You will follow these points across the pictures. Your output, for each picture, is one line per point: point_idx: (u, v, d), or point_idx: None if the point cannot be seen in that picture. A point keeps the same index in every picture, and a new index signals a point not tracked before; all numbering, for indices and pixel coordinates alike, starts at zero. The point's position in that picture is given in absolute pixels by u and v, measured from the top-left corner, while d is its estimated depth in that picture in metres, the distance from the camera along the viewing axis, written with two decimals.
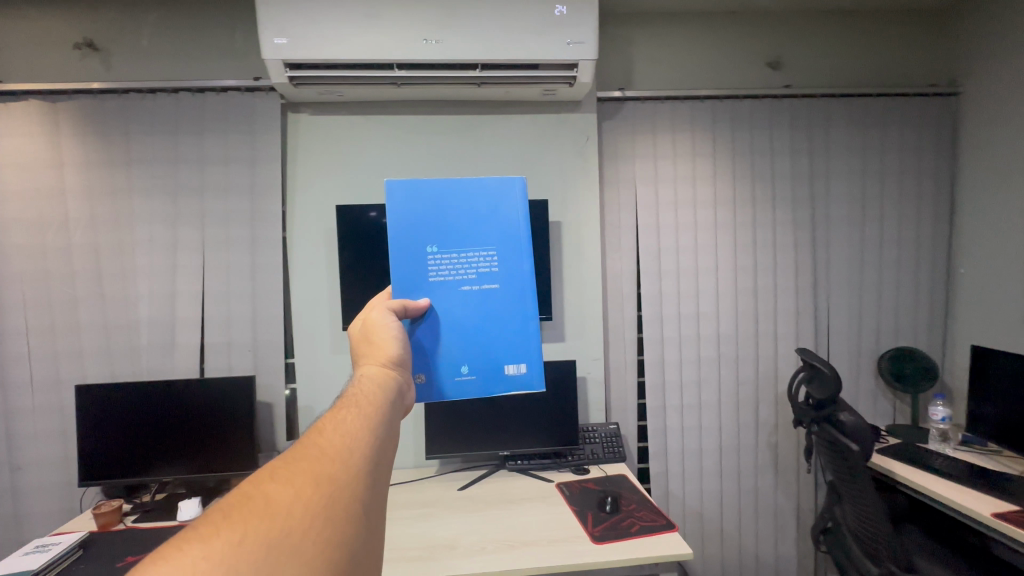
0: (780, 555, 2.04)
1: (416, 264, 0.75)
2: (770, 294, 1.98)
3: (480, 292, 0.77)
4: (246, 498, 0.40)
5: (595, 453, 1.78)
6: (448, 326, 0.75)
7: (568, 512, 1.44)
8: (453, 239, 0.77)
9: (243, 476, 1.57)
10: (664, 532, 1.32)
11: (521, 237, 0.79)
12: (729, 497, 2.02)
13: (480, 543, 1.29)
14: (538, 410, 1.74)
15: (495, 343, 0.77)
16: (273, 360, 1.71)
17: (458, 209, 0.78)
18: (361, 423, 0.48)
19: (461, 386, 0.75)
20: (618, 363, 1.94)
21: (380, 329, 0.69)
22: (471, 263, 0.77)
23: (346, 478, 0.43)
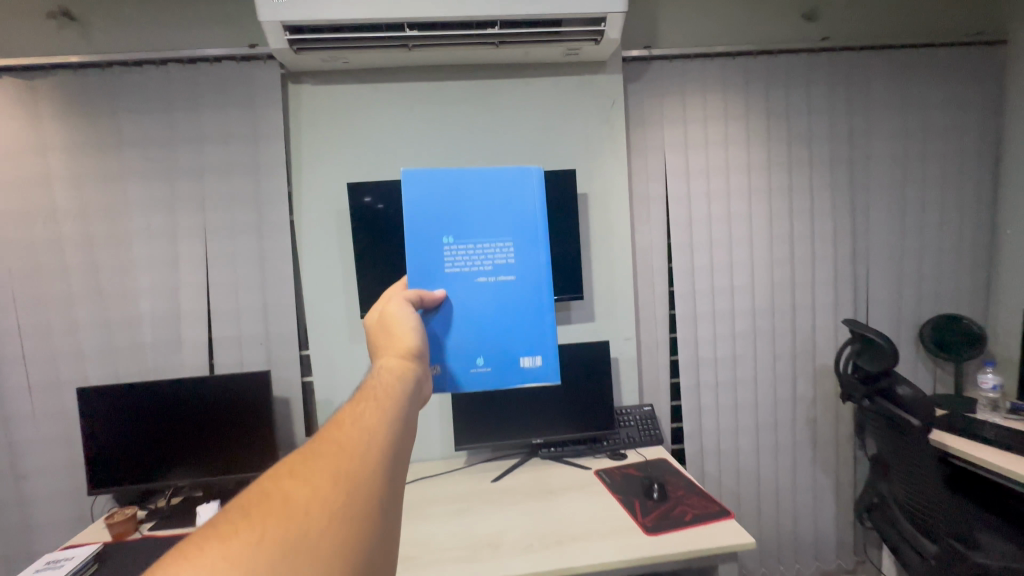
0: (819, 531, 1.98)
1: (429, 255, 0.69)
2: (807, 263, 1.88)
3: (498, 285, 0.70)
4: (266, 493, 0.40)
5: (631, 437, 1.69)
6: (464, 321, 0.69)
7: (614, 501, 1.35)
8: (469, 227, 0.70)
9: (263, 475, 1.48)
10: (720, 521, 1.23)
11: (540, 223, 0.71)
12: (768, 476, 1.94)
13: (525, 540, 1.21)
14: (571, 395, 1.64)
15: (513, 337, 0.70)
16: (287, 353, 1.60)
17: (474, 194, 0.70)
18: (379, 417, 0.47)
19: (477, 383, 0.69)
20: (650, 342, 1.84)
21: (397, 318, 0.64)
22: (488, 253, 0.70)
23: (362, 475, 0.42)
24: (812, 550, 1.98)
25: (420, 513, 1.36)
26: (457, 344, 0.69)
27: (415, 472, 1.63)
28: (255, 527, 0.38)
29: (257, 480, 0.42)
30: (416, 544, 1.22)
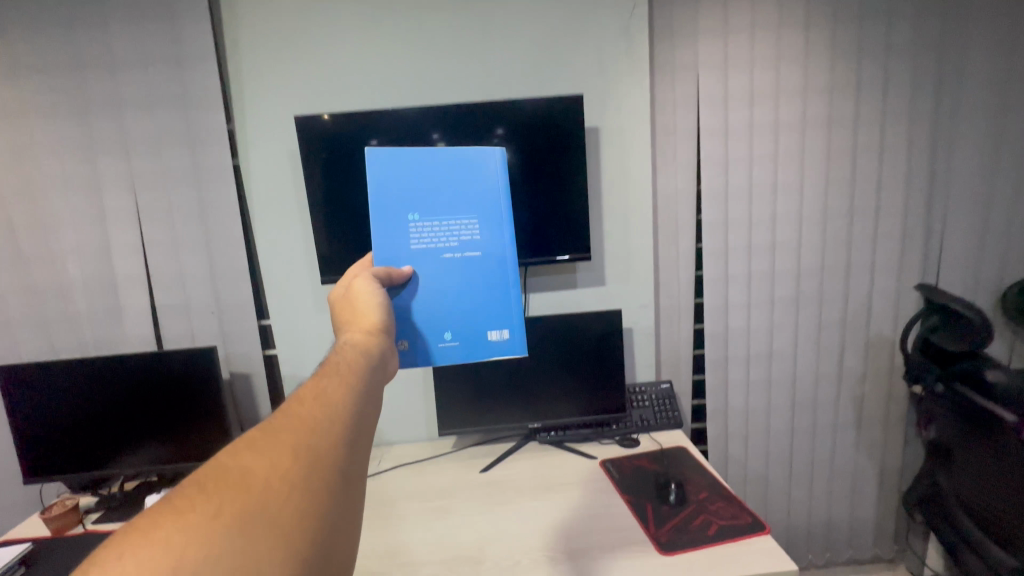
0: (856, 519, 1.75)
1: (395, 233, 0.68)
2: (869, 214, 1.53)
3: (463, 260, 0.70)
4: (223, 467, 0.41)
5: (645, 420, 1.46)
6: (431, 294, 0.69)
7: (621, 505, 1.13)
8: (434, 204, 0.70)
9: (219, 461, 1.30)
10: (752, 538, 1.00)
11: (503, 199, 0.71)
12: (802, 460, 1.69)
13: (512, 555, 1.00)
14: (575, 373, 1.40)
15: (479, 308, 0.70)
16: (242, 324, 1.38)
17: (437, 172, 0.70)
18: (341, 391, 0.50)
19: (445, 355, 0.69)
20: (671, 309, 1.55)
21: (360, 297, 0.63)
22: (453, 230, 0.70)
23: (321, 443, 0.44)
24: (846, 538, 1.76)
25: (392, 514, 1.17)
26: (424, 318, 0.69)
27: (395, 458, 1.43)
28: (217, 498, 0.39)
29: (211, 457, 0.42)
30: (381, 556, 1.02)
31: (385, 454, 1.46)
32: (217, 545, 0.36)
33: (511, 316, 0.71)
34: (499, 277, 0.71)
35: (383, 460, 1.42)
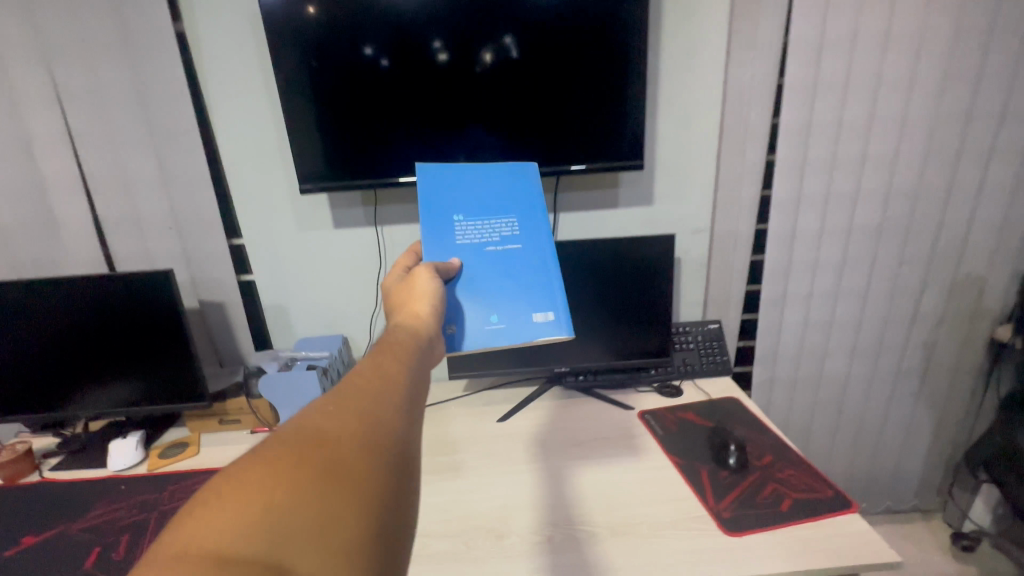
0: (900, 471, 1.62)
1: (441, 231, 0.69)
2: (989, 121, 1.22)
3: (506, 255, 0.70)
4: (289, 430, 0.38)
5: (689, 365, 1.26)
6: (477, 282, 0.67)
7: (670, 469, 0.95)
8: (474, 203, 0.72)
9: (190, 400, 1.10)
10: (836, 518, 0.82)
11: (537, 198, 0.74)
12: (854, 410, 1.51)
13: (541, 528, 0.83)
14: (612, 311, 1.17)
15: (523, 293, 0.68)
16: (210, 244, 1.14)
17: (475, 176, 0.74)
18: (397, 367, 0.48)
19: (492, 339, 0.65)
20: (727, 237, 1.29)
21: (413, 282, 0.62)
22: (496, 227, 0.71)
23: (385, 414, 0.42)
24: (884, 489, 1.64)
25: None
26: (469, 305, 0.66)
27: None
28: (282, 469, 0.35)
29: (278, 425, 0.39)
30: None
31: None
32: (290, 513, 0.32)
33: (558, 300, 0.69)
34: (543, 264, 0.70)
35: None
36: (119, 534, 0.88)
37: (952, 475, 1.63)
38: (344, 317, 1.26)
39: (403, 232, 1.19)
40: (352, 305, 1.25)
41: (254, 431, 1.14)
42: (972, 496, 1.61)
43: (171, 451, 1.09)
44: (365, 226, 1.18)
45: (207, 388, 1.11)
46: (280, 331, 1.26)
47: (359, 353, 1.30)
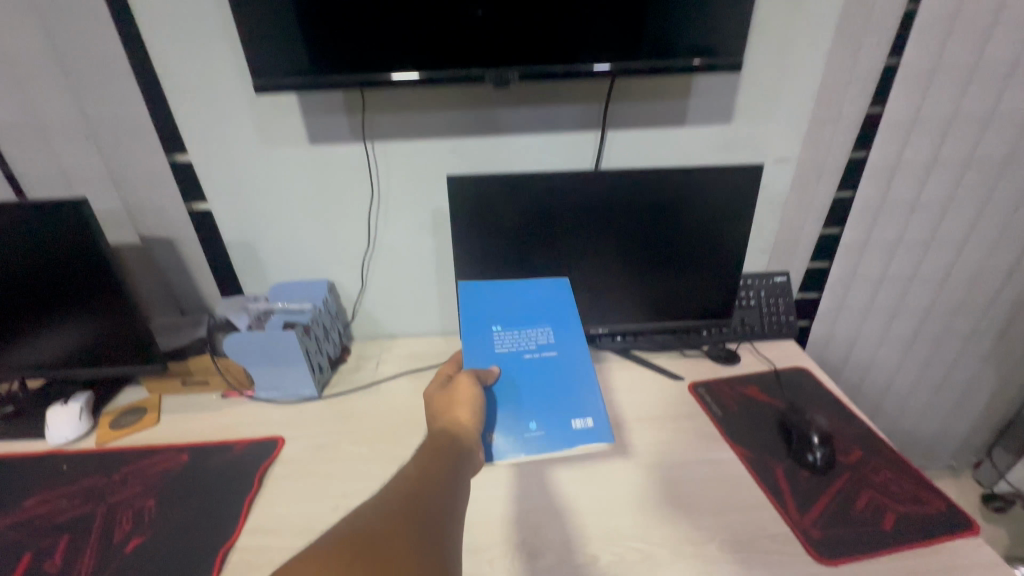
0: (953, 436, 1.46)
1: (482, 340, 0.76)
2: None
3: (542, 361, 0.76)
4: (352, 532, 0.45)
5: (747, 325, 1.06)
6: (515, 393, 0.72)
7: (737, 465, 0.77)
8: (513, 316, 0.80)
9: (141, 354, 0.89)
10: (954, 543, 0.65)
11: (569, 310, 0.82)
12: (924, 376, 1.31)
13: (582, 545, 0.67)
14: (668, 263, 0.92)
15: (561, 399, 0.72)
16: (145, 161, 0.87)
17: (511, 292, 0.83)
18: (444, 473, 0.55)
19: (529, 448, 0.67)
20: (811, 168, 1.02)
21: (458, 393, 0.68)
22: (532, 338, 0.78)
23: (434, 525, 0.48)
24: (933, 454, 1.50)
25: (399, 456, 0.81)
26: (509, 413, 0.70)
27: (398, 360, 1.04)
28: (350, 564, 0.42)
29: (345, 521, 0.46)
30: None
31: (384, 353, 1.06)
32: None
33: (593, 404, 0.72)
34: (578, 374, 0.75)
35: (382, 362, 1.04)
36: (57, 534, 0.70)
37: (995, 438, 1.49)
38: (329, 257, 1.01)
39: (400, 150, 0.91)
40: (338, 243, 0.99)
41: (225, 396, 0.95)
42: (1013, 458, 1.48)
43: (126, 419, 0.90)
44: (349, 141, 0.89)
45: (157, 341, 0.88)
46: (250, 274, 1.01)
47: (350, 301, 1.07)
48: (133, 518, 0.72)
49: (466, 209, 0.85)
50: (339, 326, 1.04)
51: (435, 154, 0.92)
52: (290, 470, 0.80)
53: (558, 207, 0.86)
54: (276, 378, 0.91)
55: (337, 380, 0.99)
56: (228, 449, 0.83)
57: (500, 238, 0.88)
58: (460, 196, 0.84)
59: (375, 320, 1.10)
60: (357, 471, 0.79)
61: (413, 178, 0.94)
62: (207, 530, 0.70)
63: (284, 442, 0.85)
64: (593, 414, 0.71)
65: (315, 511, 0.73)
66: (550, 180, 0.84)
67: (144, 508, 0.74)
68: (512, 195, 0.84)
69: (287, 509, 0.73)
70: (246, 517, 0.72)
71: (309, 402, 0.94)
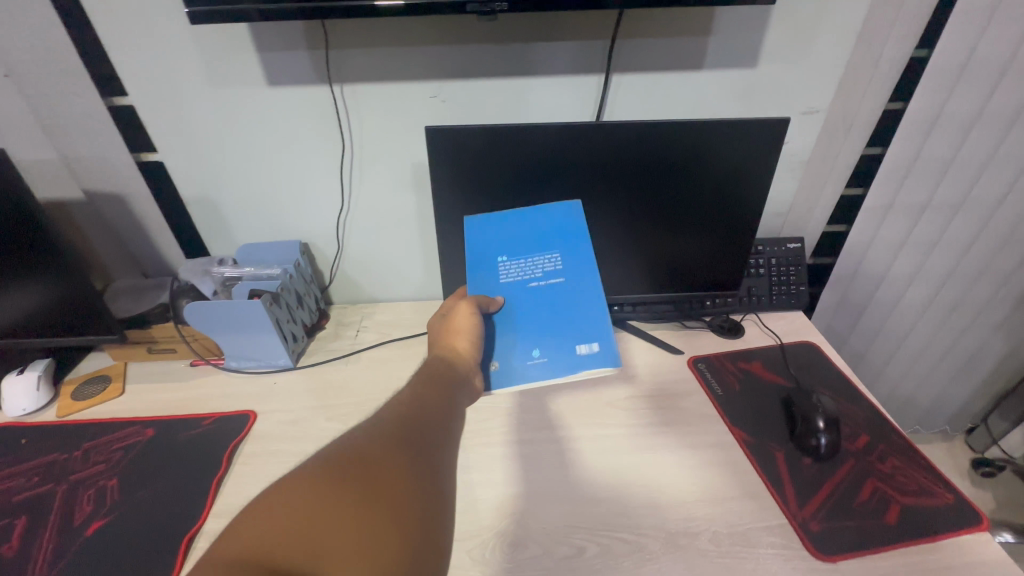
0: (965, 410, 1.40)
1: (485, 272, 0.69)
2: None
3: (548, 289, 0.68)
4: (338, 451, 0.43)
5: (755, 295, 0.98)
6: (518, 327, 0.67)
7: (735, 451, 0.73)
8: (520, 242, 0.70)
9: (91, 321, 0.82)
10: (961, 540, 0.61)
11: (583, 231, 0.70)
12: (940, 350, 1.23)
13: (568, 535, 0.63)
14: (672, 230, 0.84)
15: (565, 328, 0.67)
16: (81, 108, 0.76)
17: (518, 220, 0.70)
18: (441, 397, 0.53)
19: (532, 374, 0.65)
20: (838, 122, 0.91)
21: (455, 321, 0.63)
22: (538, 264, 0.69)
23: (430, 449, 0.46)
24: (940, 427, 1.45)
25: None
26: (512, 340, 0.66)
27: (380, 328, 0.98)
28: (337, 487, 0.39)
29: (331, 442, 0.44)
30: None
31: (365, 320, 1.00)
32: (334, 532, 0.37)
33: (602, 327, 0.67)
34: (590, 294, 0.67)
35: (363, 330, 0.98)
36: (14, 515, 0.66)
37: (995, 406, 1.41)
38: (300, 216, 0.92)
39: (373, 95, 0.80)
40: (309, 201, 0.90)
41: (193, 364, 0.90)
42: (1009, 425, 1.42)
43: (88, 389, 0.85)
44: (314, 84, 0.78)
45: (107, 305, 0.81)
46: (217, 234, 0.93)
47: (327, 264, 1.00)
48: (95, 498, 0.68)
49: (447, 166, 0.75)
50: (315, 291, 0.97)
51: (413, 101, 0.81)
52: (261, 448, 0.75)
53: (552, 165, 0.76)
54: (246, 348, 0.85)
55: (314, 349, 0.93)
56: (197, 424, 0.79)
57: (486, 200, 0.78)
58: (442, 150, 0.73)
59: (355, 284, 1.03)
60: None
61: (389, 129, 0.83)
62: (172, 513, 0.66)
63: (256, 416, 0.80)
64: (598, 343, 0.66)
65: None
66: (543, 134, 0.73)
67: (107, 487, 0.69)
68: (500, 150, 0.74)
69: (256, 491, 0.69)
70: (214, 498, 0.68)
71: (284, 373, 0.88)
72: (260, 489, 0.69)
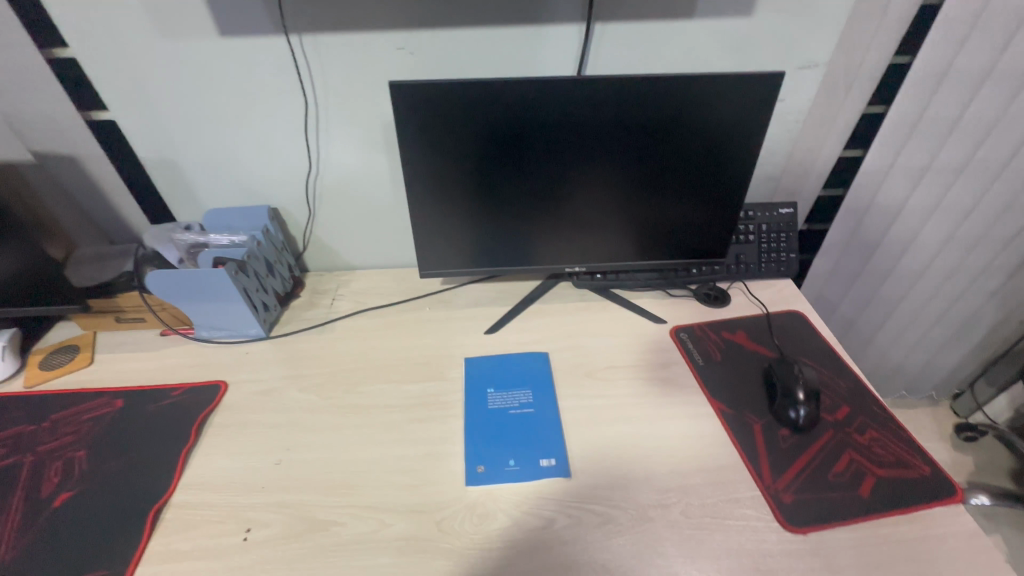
0: (952, 378, 1.40)
1: (471, 397, 0.76)
2: None
3: (522, 415, 0.73)
4: None
5: (743, 263, 0.95)
6: (496, 432, 0.71)
7: (712, 422, 0.72)
8: (501, 378, 0.79)
9: (48, 284, 0.79)
10: (932, 511, 0.61)
11: (552, 375, 0.79)
12: (932, 319, 1.21)
13: (538, 506, 0.62)
14: (656, 195, 0.80)
15: (535, 440, 0.69)
16: (23, 61, 0.71)
17: (496, 364, 0.81)
18: None
19: (506, 477, 0.65)
20: (838, 78, 0.85)
21: None
22: (513, 399, 0.75)
23: None
24: (926, 394, 1.45)
25: (350, 406, 0.75)
26: (488, 447, 0.69)
27: (357, 297, 0.96)
28: None
29: None
30: (330, 491, 0.64)
31: (341, 288, 0.98)
32: None
33: (558, 446, 0.69)
34: (553, 427, 0.71)
35: (338, 299, 0.95)
36: None
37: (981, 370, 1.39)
38: (268, 179, 0.88)
39: (334, 47, 0.74)
40: (275, 163, 0.86)
41: (164, 334, 0.88)
42: (995, 391, 1.39)
43: (56, 359, 0.83)
44: (269, 34, 0.73)
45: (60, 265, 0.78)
46: (182, 197, 0.89)
47: (300, 230, 0.96)
48: (62, 470, 0.67)
49: (414, 125, 0.70)
50: (288, 258, 0.94)
51: (377, 53, 0.75)
52: (232, 419, 0.74)
53: (527, 125, 0.71)
54: (216, 317, 0.83)
55: (288, 318, 0.91)
56: (166, 395, 0.77)
57: (458, 162, 0.74)
58: (408, 108, 0.68)
59: (331, 251, 1.00)
60: (304, 422, 0.73)
61: (354, 84, 0.78)
62: (139, 484, 0.66)
63: (227, 387, 0.78)
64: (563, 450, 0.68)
65: (255, 466, 0.68)
66: (516, 89, 0.67)
67: (74, 459, 0.69)
68: (471, 109, 0.69)
69: (226, 462, 0.68)
70: (182, 470, 0.67)
71: (257, 342, 0.86)
72: (229, 460, 0.68)
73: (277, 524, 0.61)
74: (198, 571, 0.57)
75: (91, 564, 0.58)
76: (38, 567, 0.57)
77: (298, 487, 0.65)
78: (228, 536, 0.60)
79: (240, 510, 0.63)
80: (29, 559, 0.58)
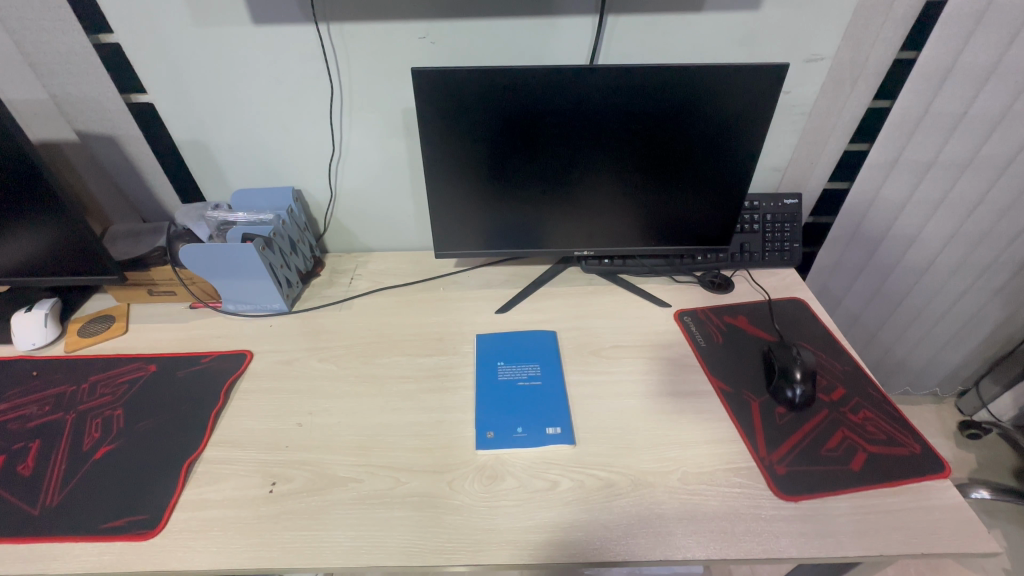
0: (957, 374, 1.41)
1: (482, 369, 0.80)
2: None
3: (528, 387, 0.77)
4: None
5: (747, 252, 0.98)
6: (505, 402, 0.75)
7: (711, 399, 0.75)
8: (511, 353, 0.83)
9: (87, 256, 0.83)
10: (920, 485, 0.64)
11: (555, 352, 0.83)
12: (937, 314, 1.22)
13: (543, 470, 0.66)
14: (663, 182, 0.83)
15: (541, 409, 0.73)
16: (73, 47, 0.77)
17: (508, 341, 0.85)
18: None
19: (515, 442, 0.69)
20: (845, 72, 0.87)
21: None
22: (521, 372, 0.79)
23: None
24: (930, 390, 1.46)
25: (368, 376, 0.80)
26: (500, 415, 0.73)
27: (373, 277, 1.00)
28: None
29: None
30: (347, 451, 0.69)
31: (359, 269, 1.02)
32: None
33: (562, 416, 0.73)
34: (560, 400, 0.75)
35: (356, 279, 1.00)
36: (27, 439, 0.71)
37: (988, 367, 1.39)
38: (293, 162, 0.92)
39: (360, 36, 0.79)
40: (301, 146, 0.90)
41: (193, 307, 0.93)
42: (1000, 390, 1.38)
43: (93, 327, 0.88)
44: (300, 22, 0.77)
45: (99, 238, 0.82)
46: (213, 177, 0.94)
47: (321, 212, 1.01)
48: (101, 426, 0.72)
49: (433, 110, 0.74)
50: (310, 238, 0.99)
51: (400, 41, 0.79)
52: (257, 384, 0.79)
53: (541, 112, 0.74)
54: (243, 291, 0.88)
55: (309, 295, 0.96)
56: (196, 361, 0.82)
57: (473, 146, 0.78)
58: (429, 93, 0.72)
59: (349, 232, 1.05)
60: (323, 389, 0.78)
61: (377, 72, 0.82)
62: (173, 441, 0.70)
63: (252, 355, 0.83)
64: (566, 422, 0.71)
65: (280, 429, 0.72)
66: (531, 78, 0.71)
67: (112, 417, 0.74)
68: (488, 96, 0.73)
69: (251, 423, 0.73)
70: (212, 429, 0.72)
71: (279, 316, 0.91)
72: (254, 422, 0.73)
73: (299, 480, 0.66)
74: (227, 518, 0.62)
75: (131, 509, 0.63)
76: (84, 510, 0.62)
77: (318, 447, 0.70)
78: (255, 488, 0.65)
79: (266, 466, 0.67)
80: (75, 503, 0.63)
